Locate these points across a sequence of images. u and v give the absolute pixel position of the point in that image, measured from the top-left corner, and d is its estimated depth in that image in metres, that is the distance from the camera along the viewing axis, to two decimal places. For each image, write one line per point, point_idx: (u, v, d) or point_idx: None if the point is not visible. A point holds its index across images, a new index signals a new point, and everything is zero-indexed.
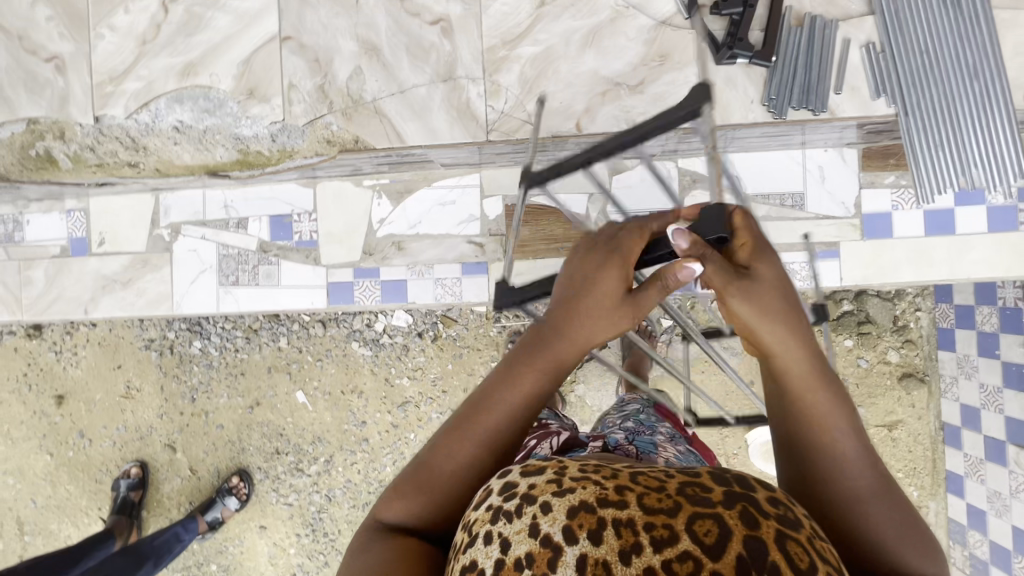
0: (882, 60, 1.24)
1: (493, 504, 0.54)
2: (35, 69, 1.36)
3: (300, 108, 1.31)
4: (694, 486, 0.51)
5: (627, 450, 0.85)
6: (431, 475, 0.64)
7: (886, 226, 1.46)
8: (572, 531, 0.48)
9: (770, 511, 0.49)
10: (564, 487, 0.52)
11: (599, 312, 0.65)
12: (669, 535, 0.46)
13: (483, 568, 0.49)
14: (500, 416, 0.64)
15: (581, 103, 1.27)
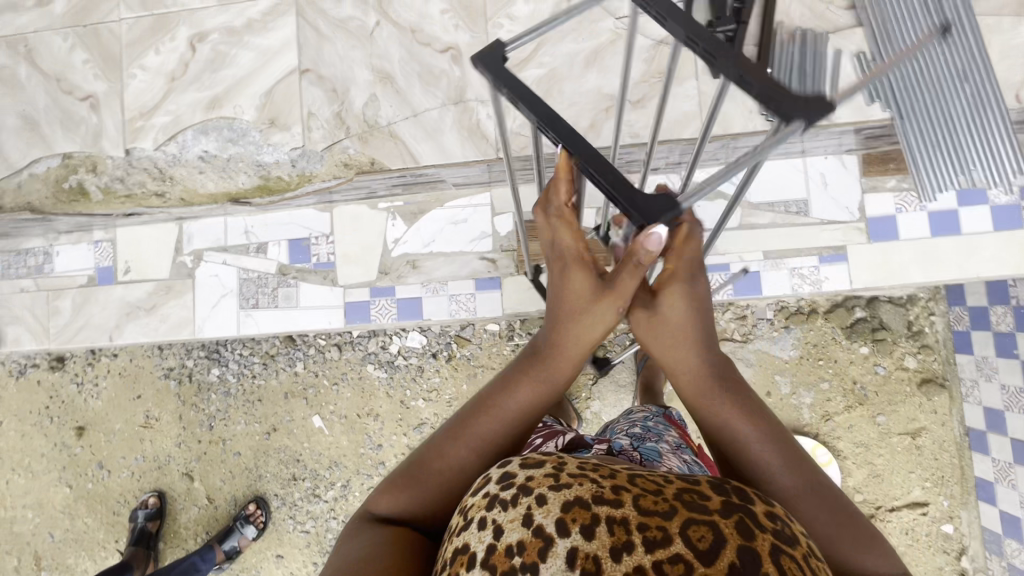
0: (874, 69, 1.29)
1: (490, 491, 0.55)
2: (71, 108, 1.45)
3: (318, 134, 1.38)
4: (691, 493, 0.50)
5: (630, 453, 0.85)
6: (425, 474, 0.68)
7: (891, 228, 1.48)
8: (565, 524, 0.47)
9: (767, 525, 0.48)
10: (561, 481, 0.52)
11: (580, 314, 0.70)
12: (662, 537, 0.45)
13: (474, 552, 0.49)
14: (492, 419, 0.71)
15: (587, 119, 1.33)
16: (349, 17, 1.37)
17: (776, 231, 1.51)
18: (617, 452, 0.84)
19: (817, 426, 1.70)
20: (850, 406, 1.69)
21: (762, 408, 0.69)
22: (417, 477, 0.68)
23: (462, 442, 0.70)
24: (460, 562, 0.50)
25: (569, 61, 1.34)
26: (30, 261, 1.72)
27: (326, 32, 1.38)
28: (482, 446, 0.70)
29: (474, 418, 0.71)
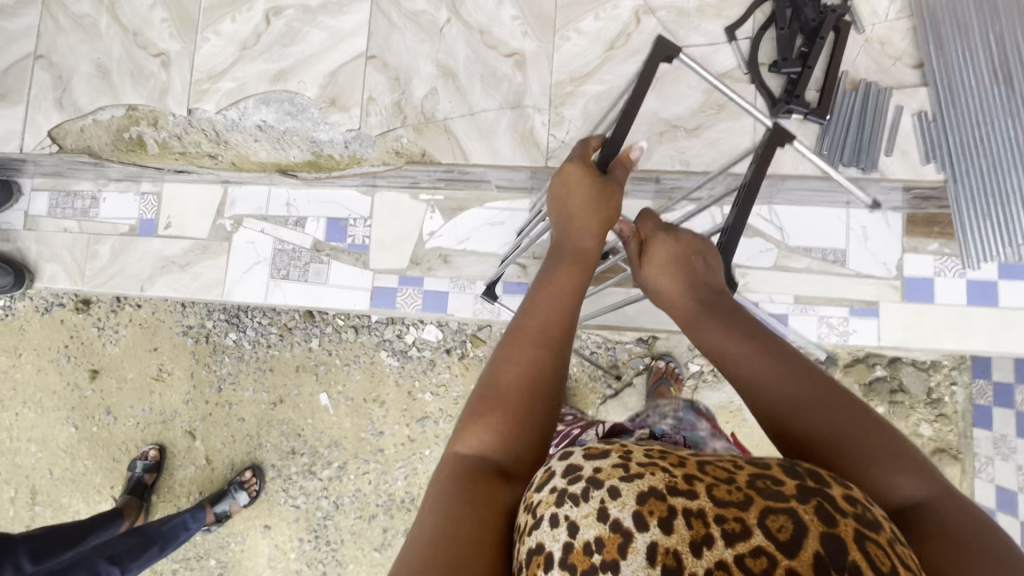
0: (933, 130, 1.29)
1: (558, 486, 0.51)
2: (143, 62, 1.50)
3: (375, 119, 1.41)
4: (765, 478, 0.47)
5: (673, 436, 0.88)
6: (500, 398, 0.65)
7: (926, 291, 1.47)
8: (642, 517, 0.46)
9: (849, 511, 0.45)
10: (631, 471, 0.49)
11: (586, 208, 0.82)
12: (741, 530, 0.43)
13: (552, 551, 0.48)
14: (548, 311, 0.72)
15: (639, 141, 1.35)
16: (422, 11, 1.40)
17: (810, 277, 1.50)
18: (660, 434, 0.88)
19: None
20: None
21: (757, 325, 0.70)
22: (494, 405, 0.65)
23: (532, 347, 0.68)
24: (537, 563, 0.48)
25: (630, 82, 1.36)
26: (77, 203, 1.77)
27: (397, 23, 1.41)
28: (547, 344, 0.69)
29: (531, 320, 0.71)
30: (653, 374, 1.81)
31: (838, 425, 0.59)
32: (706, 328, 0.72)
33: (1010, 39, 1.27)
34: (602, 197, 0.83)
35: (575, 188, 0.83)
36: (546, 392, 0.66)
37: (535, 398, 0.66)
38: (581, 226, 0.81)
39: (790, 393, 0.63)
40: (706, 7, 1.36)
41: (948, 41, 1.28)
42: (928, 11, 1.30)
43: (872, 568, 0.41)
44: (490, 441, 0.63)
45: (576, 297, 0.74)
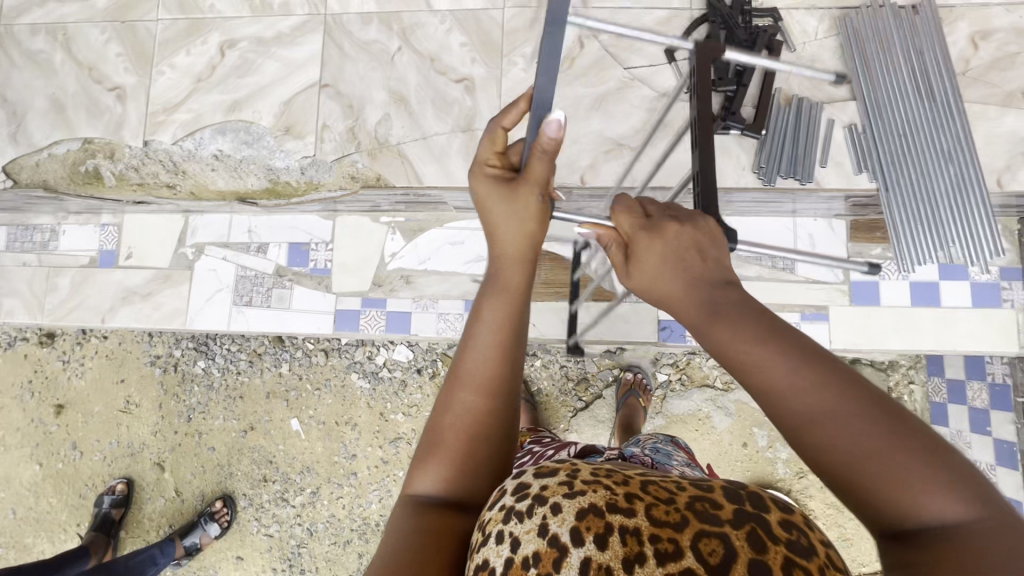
0: (863, 141, 1.37)
1: (506, 504, 0.52)
2: (98, 96, 1.52)
3: (330, 146, 1.45)
4: (705, 500, 0.48)
5: (642, 457, 0.92)
6: (440, 442, 0.65)
7: (870, 294, 1.52)
8: (579, 533, 0.46)
9: (781, 537, 0.45)
10: (574, 488, 0.50)
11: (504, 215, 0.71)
12: (673, 550, 0.44)
13: (493, 567, 0.48)
14: (477, 352, 0.68)
15: (587, 158, 1.41)
16: (373, 40, 1.45)
17: (762, 284, 1.55)
18: (631, 456, 0.92)
19: (791, 482, 1.78)
20: None
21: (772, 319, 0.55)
22: (434, 448, 0.65)
23: (465, 393, 0.66)
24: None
25: (576, 103, 1.42)
26: (35, 237, 1.76)
27: (349, 53, 1.46)
28: (484, 384, 0.66)
29: (468, 357, 0.68)
30: (622, 386, 1.81)
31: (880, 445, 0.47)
32: (717, 329, 0.56)
33: (932, 57, 1.35)
34: (519, 206, 0.71)
35: (490, 210, 0.72)
36: (482, 431, 0.65)
37: (477, 435, 0.65)
38: (504, 246, 0.72)
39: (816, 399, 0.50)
40: (646, 29, 1.43)
41: (873, 59, 1.36)
42: (852, 31, 1.38)
43: None
44: (439, 481, 0.63)
45: (513, 325, 0.69)
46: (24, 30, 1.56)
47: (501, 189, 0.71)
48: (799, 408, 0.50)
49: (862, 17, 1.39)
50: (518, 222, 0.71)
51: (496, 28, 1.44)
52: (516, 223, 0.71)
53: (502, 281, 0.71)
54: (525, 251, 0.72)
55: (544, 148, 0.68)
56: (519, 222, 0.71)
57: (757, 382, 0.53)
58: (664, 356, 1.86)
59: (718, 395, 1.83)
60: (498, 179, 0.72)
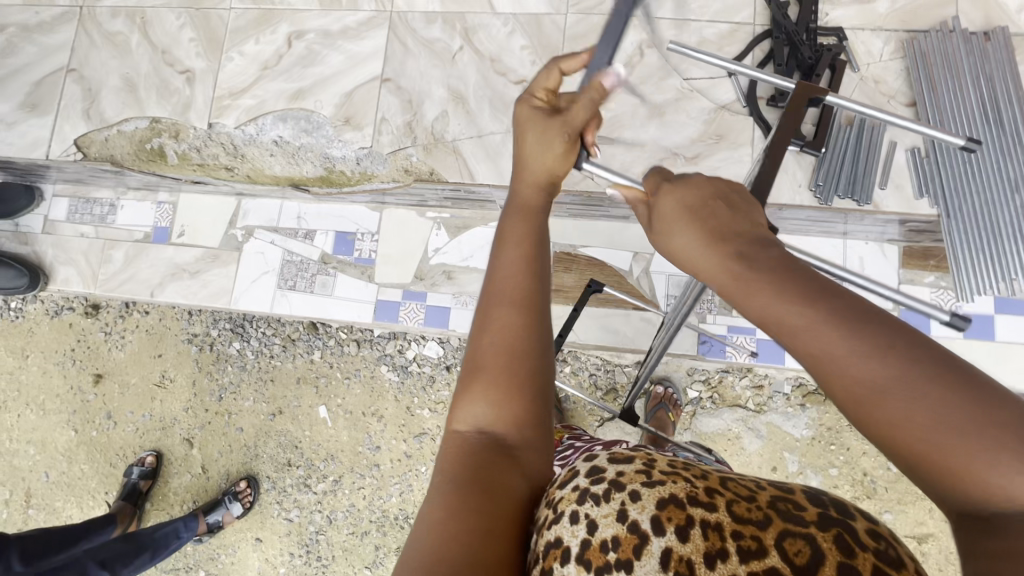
0: (926, 166, 1.34)
1: (580, 485, 0.52)
2: (169, 78, 1.58)
3: (387, 138, 1.48)
4: (788, 501, 0.48)
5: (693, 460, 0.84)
6: (482, 369, 0.58)
7: (921, 322, 1.47)
8: (659, 521, 0.47)
9: (869, 545, 0.43)
10: (652, 478, 0.51)
11: (537, 140, 0.67)
12: (756, 548, 0.44)
13: (568, 545, 0.48)
14: (506, 275, 0.61)
15: (640, 166, 1.41)
16: (436, 39, 1.49)
17: None
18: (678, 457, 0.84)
19: None
20: (856, 496, 1.71)
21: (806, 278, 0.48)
22: (476, 377, 0.58)
23: (501, 310, 0.59)
24: (553, 557, 0.48)
25: (633, 110, 1.43)
26: (95, 210, 1.83)
27: (412, 49, 1.49)
28: (521, 304, 0.59)
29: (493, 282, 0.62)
30: (651, 399, 1.79)
31: (956, 428, 0.39)
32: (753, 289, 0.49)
33: (1001, 84, 1.33)
34: (550, 136, 0.67)
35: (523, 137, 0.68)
36: (516, 356, 0.57)
37: (519, 358, 0.57)
38: (531, 179, 0.67)
39: (876, 378, 0.42)
40: (707, 42, 1.43)
41: (941, 83, 1.34)
42: (920, 54, 1.37)
43: None
44: (484, 414, 0.57)
45: (539, 243, 0.63)
46: (104, 11, 1.64)
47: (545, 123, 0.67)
48: (850, 380, 0.43)
49: (930, 41, 1.37)
50: (551, 161, 0.67)
51: (558, 32, 1.46)
52: (551, 163, 0.67)
53: (523, 203, 0.67)
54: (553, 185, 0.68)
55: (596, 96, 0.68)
56: (551, 153, 0.67)
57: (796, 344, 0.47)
58: (696, 371, 1.82)
59: (750, 415, 1.78)
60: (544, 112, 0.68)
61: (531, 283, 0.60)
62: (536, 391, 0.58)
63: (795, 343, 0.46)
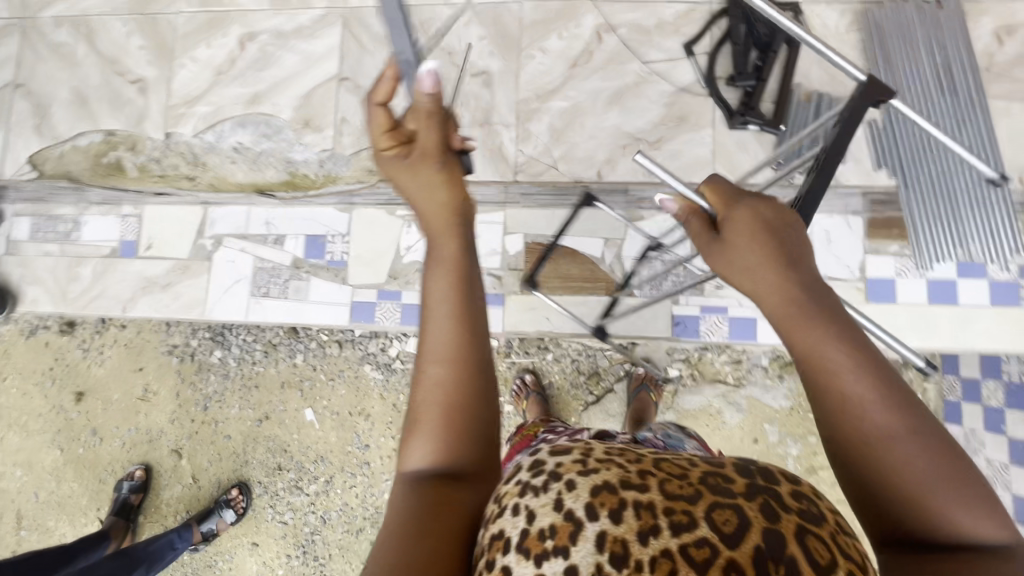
0: (883, 138, 1.43)
1: (521, 479, 0.52)
2: (121, 89, 1.55)
3: (348, 139, 1.54)
4: (717, 475, 0.49)
5: (653, 441, 0.83)
6: (419, 418, 0.60)
7: (888, 291, 1.49)
8: (594, 509, 0.46)
9: (793, 506, 0.47)
10: (588, 466, 0.50)
11: (422, 185, 0.68)
12: (688, 521, 0.44)
13: (509, 539, 0.48)
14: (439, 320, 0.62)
15: (603, 153, 1.43)
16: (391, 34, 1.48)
17: None
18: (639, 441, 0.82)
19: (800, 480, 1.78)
20: None
21: (846, 335, 0.56)
22: (414, 424, 0.60)
23: (432, 365, 0.61)
24: (495, 549, 0.48)
25: (593, 97, 1.44)
26: (58, 227, 1.79)
27: (367, 46, 1.50)
28: (451, 355, 0.60)
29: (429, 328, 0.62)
30: (634, 379, 1.79)
31: (944, 481, 0.50)
32: (803, 332, 0.57)
33: (953, 50, 1.35)
34: (425, 178, 0.68)
35: (408, 183, 0.68)
36: (460, 399, 0.60)
37: (456, 401, 0.59)
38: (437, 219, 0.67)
39: (885, 427, 0.52)
40: (664, 24, 1.43)
41: (894, 52, 1.36)
42: (876, 27, 1.38)
43: (810, 558, 0.43)
44: (429, 454, 0.59)
45: (469, 282, 0.64)
46: (48, 22, 1.58)
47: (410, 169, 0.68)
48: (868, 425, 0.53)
49: (886, 13, 1.38)
50: (444, 197, 0.68)
51: (514, 22, 1.46)
52: (442, 200, 0.67)
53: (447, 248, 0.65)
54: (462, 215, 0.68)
55: (427, 110, 0.67)
56: (436, 189, 0.68)
57: (828, 385, 0.55)
58: (677, 351, 1.83)
59: (729, 390, 1.81)
60: (401, 159, 0.68)
61: (463, 327, 0.62)
62: (480, 425, 0.60)
63: (833, 384, 0.55)
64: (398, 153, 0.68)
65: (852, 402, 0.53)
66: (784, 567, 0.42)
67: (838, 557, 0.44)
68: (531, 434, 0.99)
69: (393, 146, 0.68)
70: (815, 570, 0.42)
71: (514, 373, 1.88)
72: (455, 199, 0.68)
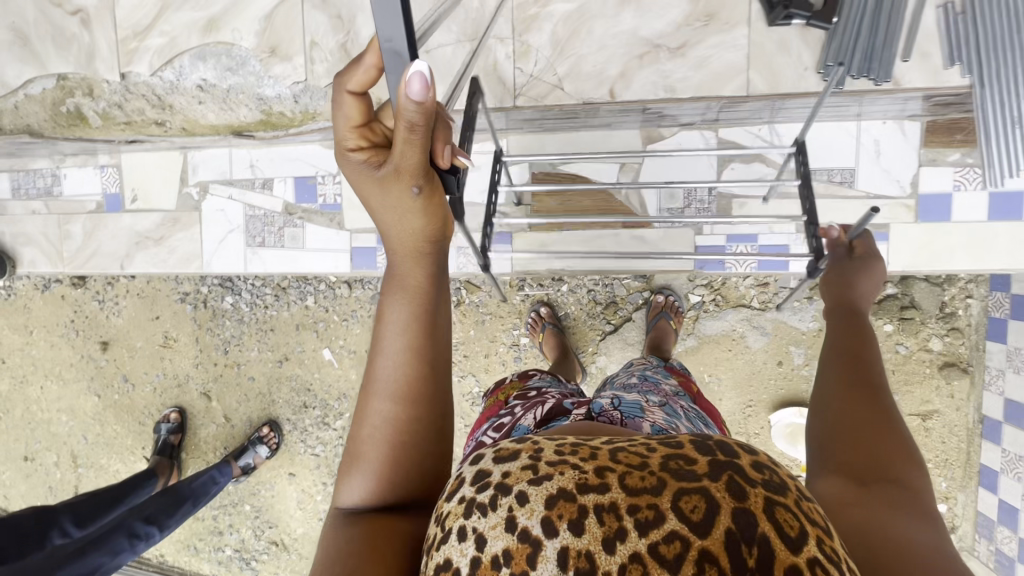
0: (960, 22, 1.14)
1: (466, 496, 0.45)
2: (63, 24, 1.40)
3: (322, 66, 1.34)
4: (678, 457, 0.42)
5: (610, 415, 0.73)
6: (361, 451, 0.63)
7: (943, 208, 1.33)
8: (551, 523, 0.40)
9: (757, 478, 0.41)
10: (539, 473, 0.43)
11: (387, 208, 0.63)
12: (655, 517, 0.38)
13: (457, 568, 0.41)
14: (389, 358, 0.63)
15: (616, 66, 1.24)
16: None
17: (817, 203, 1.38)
18: (594, 416, 0.73)
19: None
20: None
21: (871, 344, 0.83)
22: (356, 455, 0.63)
23: (378, 402, 0.63)
24: None
25: None
26: (38, 183, 1.70)
27: None
28: (396, 394, 0.62)
29: (377, 365, 0.64)
30: (652, 309, 1.71)
31: (897, 437, 0.67)
32: (853, 322, 0.87)
33: None
34: (393, 199, 0.62)
35: (372, 201, 0.64)
36: (408, 436, 0.62)
37: (400, 438, 0.62)
38: (397, 247, 0.65)
39: (881, 387, 0.74)
40: None
41: None
42: None
43: (783, 534, 0.37)
44: (368, 485, 0.62)
45: (427, 320, 0.64)
46: None
47: (377, 181, 0.61)
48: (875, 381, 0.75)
49: None
50: (411, 224, 0.63)
51: None
52: (406, 228, 0.64)
53: (403, 281, 0.65)
54: (427, 251, 0.65)
55: (405, 125, 0.56)
56: (400, 213, 0.62)
57: (856, 346, 0.81)
58: (698, 277, 1.73)
59: (754, 314, 1.72)
60: (367, 169, 0.62)
61: (419, 368, 0.63)
62: (424, 461, 0.63)
63: (859, 348, 0.81)
64: (367, 162, 0.62)
65: (864, 362, 0.78)
66: (757, 548, 0.36)
67: (808, 524, 0.39)
68: (502, 400, 0.94)
69: (361, 145, 0.63)
70: (786, 544, 0.37)
71: (529, 306, 1.81)
72: (427, 229, 0.64)
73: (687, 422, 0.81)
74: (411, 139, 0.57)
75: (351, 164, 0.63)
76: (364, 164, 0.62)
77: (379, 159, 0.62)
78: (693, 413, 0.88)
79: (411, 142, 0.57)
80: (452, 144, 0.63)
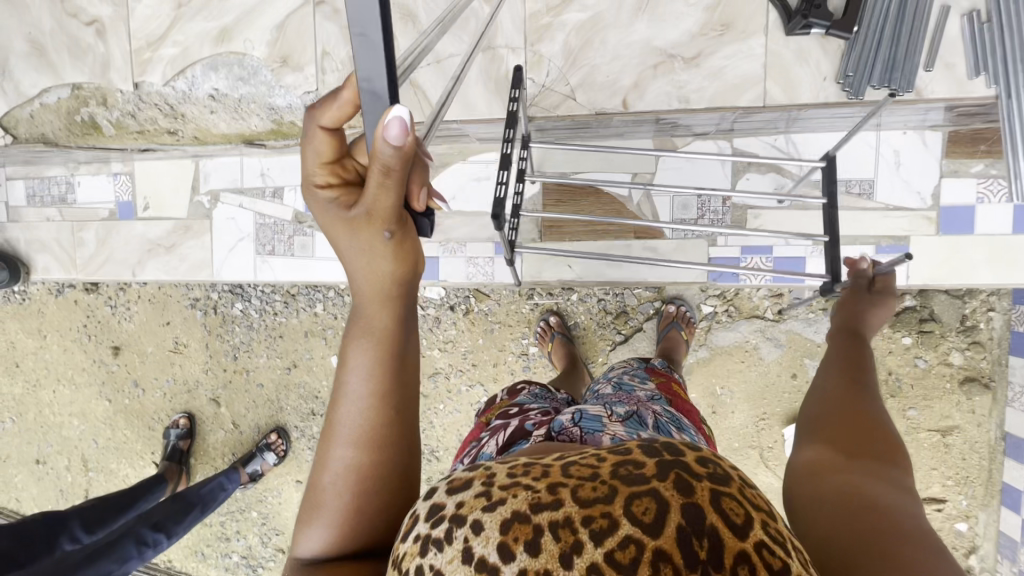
0: (986, 31, 1.12)
1: (421, 532, 0.43)
2: (79, 34, 1.41)
3: (333, 75, 1.33)
4: (627, 462, 0.41)
5: (568, 433, 0.70)
6: (320, 500, 0.60)
7: (966, 220, 1.29)
8: (507, 548, 0.38)
9: (702, 472, 0.40)
10: (493, 499, 0.41)
11: (355, 251, 0.61)
12: (608, 525, 0.36)
13: None
14: (353, 404, 0.61)
15: (630, 76, 1.22)
16: None
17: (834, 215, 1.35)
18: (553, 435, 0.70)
19: None
20: None
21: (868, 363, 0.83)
22: (314, 504, 0.61)
23: (339, 448, 0.61)
24: None
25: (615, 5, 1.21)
26: (53, 190, 1.71)
27: None
28: (359, 440, 0.61)
29: (338, 410, 0.62)
30: (662, 319, 1.68)
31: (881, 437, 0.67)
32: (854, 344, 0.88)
33: None
34: (361, 242, 0.60)
35: (340, 244, 0.62)
36: (370, 484, 0.60)
37: (362, 488, 0.60)
38: (364, 290, 0.63)
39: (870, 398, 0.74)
40: None
41: None
42: None
43: (729, 522, 0.37)
44: (325, 535, 0.60)
45: (393, 365, 0.63)
46: None
47: (347, 224, 0.60)
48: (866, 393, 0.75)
49: None
50: (381, 268, 0.62)
51: None
52: (373, 273, 0.62)
53: (370, 325, 0.63)
54: (396, 296, 0.64)
55: (381, 169, 0.55)
56: (367, 257, 0.61)
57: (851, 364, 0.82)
58: (711, 287, 1.70)
59: (767, 326, 1.68)
60: (337, 210, 0.61)
61: (384, 415, 0.62)
62: (387, 511, 0.61)
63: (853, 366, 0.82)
64: (338, 201, 0.61)
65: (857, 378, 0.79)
66: (707, 539, 0.36)
67: (753, 509, 0.39)
68: (485, 422, 0.92)
69: (332, 183, 0.62)
70: (732, 532, 0.36)
71: (538, 315, 1.79)
72: (395, 274, 0.62)
73: (655, 431, 0.76)
74: (387, 183, 0.56)
75: (321, 203, 0.62)
76: (334, 204, 0.61)
77: (350, 199, 0.61)
78: (667, 417, 0.83)
79: (386, 186, 0.56)
80: (428, 185, 0.61)
